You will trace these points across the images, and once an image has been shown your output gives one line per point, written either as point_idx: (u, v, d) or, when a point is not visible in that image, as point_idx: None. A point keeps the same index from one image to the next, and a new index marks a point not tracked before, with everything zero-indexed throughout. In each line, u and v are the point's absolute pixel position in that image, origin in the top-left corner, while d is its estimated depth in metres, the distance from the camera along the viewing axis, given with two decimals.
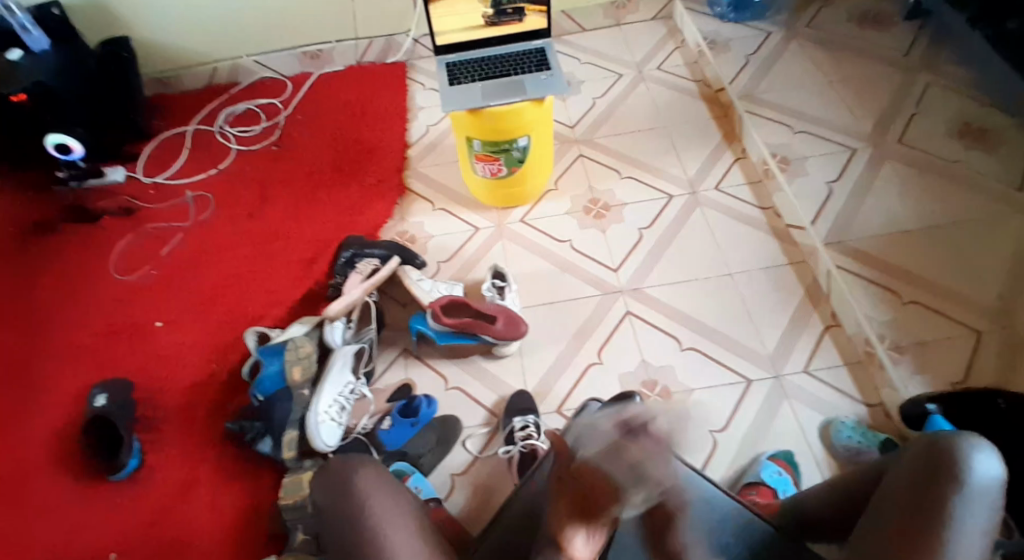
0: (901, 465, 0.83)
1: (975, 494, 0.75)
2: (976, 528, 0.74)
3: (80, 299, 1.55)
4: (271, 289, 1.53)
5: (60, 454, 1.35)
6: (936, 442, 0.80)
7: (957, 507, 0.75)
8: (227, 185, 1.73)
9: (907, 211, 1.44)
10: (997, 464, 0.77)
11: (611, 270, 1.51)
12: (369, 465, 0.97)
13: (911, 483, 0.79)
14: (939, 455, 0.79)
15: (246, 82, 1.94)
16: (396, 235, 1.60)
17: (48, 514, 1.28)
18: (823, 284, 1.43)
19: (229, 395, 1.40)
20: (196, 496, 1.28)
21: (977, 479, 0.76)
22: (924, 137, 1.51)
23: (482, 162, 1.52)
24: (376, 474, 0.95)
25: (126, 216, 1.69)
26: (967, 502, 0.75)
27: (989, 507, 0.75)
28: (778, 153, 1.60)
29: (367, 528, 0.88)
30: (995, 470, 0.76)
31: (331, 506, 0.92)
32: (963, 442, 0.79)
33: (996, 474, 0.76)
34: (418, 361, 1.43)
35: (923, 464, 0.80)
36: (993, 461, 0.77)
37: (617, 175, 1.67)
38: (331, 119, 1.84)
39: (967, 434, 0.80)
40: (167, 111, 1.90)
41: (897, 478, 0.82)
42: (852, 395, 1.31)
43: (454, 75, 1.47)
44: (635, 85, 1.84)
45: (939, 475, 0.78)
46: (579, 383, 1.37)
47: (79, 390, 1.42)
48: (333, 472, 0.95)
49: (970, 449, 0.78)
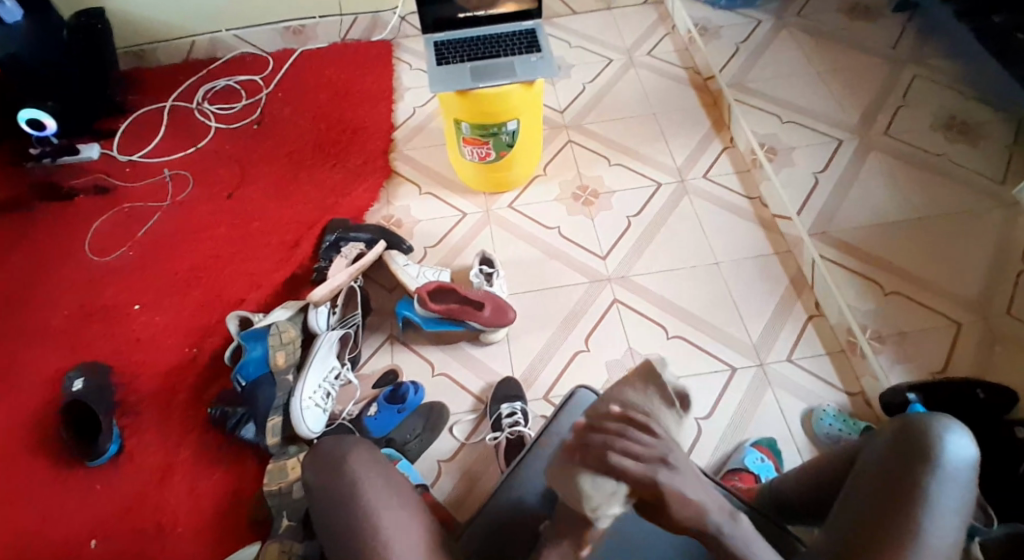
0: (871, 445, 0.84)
1: (948, 476, 0.77)
2: (949, 510, 0.76)
3: (54, 280, 1.51)
4: (255, 272, 1.50)
5: (36, 439, 1.31)
6: (909, 423, 0.82)
7: (933, 488, 0.77)
8: (206, 164, 1.68)
9: (891, 202, 1.45)
10: (970, 443, 0.79)
11: (599, 257, 1.50)
12: (361, 445, 0.96)
13: (886, 463, 0.80)
14: (914, 435, 0.80)
15: (225, 57, 1.89)
16: (381, 219, 1.58)
17: (24, 500, 1.25)
18: (808, 272, 1.45)
19: (210, 378, 1.38)
20: (177, 482, 1.26)
21: (951, 461, 0.78)
22: (907, 129, 1.53)
23: (470, 146, 1.49)
24: (369, 456, 0.94)
25: (101, 195, 1.63)
26: (941, 484, 0.77)
27: (964, 489, 0.77)
28: (765, 143, 1.60)
29: (361, 518, 0.88)
30: (967, 451, 0.78)
31: (320, 491, 0.92)
32: (936, 424, 0.81)
33: (968, 456, 0.78)
34: (405, 346, 1.42)
35: (897, 444, 0.81)
36: (967, 440, 0.79)
37: (606, 162, 1.66)
38: (315, 97, 1.80)
39: (940, 414, 0.81)
40: (143, 86, 1.83)
41: (870, 463, 0.82)
42: (833, 384, 1.33)
43: (442, 54, 1.44)
44: (625, 71, 1.82)
45: (915, 456, 0.79)
46: (566, 370, 1.36)
47: (55, 373, 1.39)
48: (326, 451, 0.95)
49: (943, 431, 0.80)
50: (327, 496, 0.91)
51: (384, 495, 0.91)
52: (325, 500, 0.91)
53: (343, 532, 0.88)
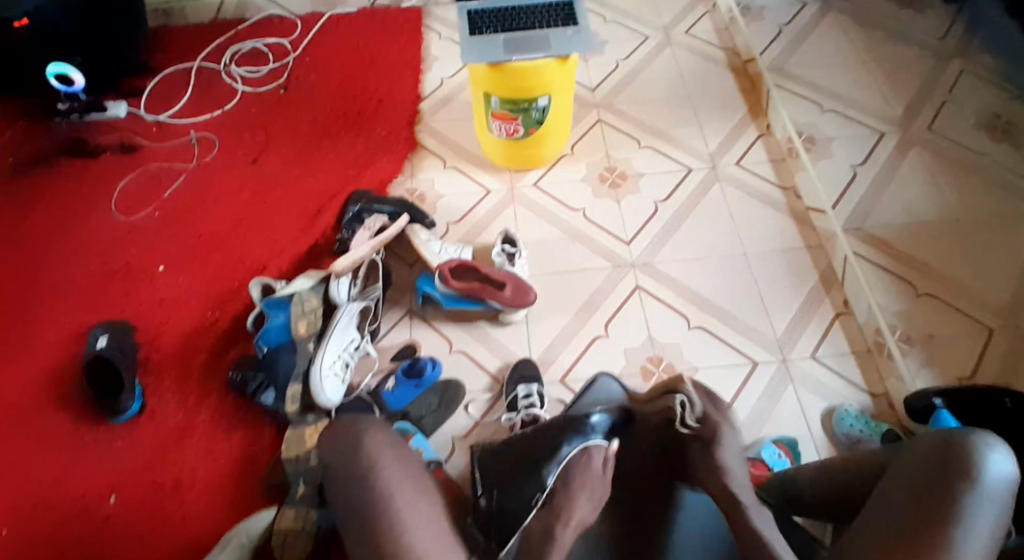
0: (909, 460, 0.83)
1: (987, 494, 0.76)
2: (984, 527, 0.74)
3: (77, 237, 1.51)
4: (277, 240, 1.50)
5: (58, 394, 1.33)
6: (952, 439, 0.81)
7: (969, 505, 0.75)
8: (232, 127, 1.67)
9: (930, 201, 1.41)
10: (1011, 464, 0.79)
11: (623, 242, 1.48)
12: (378, 427, 0.97)
13: (926, 478, 0.79)
14: (956, 451, 0.79)
15: (253, 18, 1.86)
16: (404, 192, 1.56)
17: (45, 454, 1.27)
18: (838, 268, 1.41)
19: (229, 343, 1.38)
20: (193, 444, 1.27)
21: (992, 478, 0.77)
22: (952, 126, 1.46)
23: (499, 120, 1.46)
24: (383, 439, 0.95)
25: (127, 154, 1.63)
26: (980, 501, 0.75)
27: (1002, 510, 0.76)
28: (804, 132, 1.56)
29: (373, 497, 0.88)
30: (1008, 469, 0.77)
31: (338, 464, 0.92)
32: (979, 441, 0.80)
33: (1009, 475, 0.77)
34: (423, 322, 1.41)
35: (937, 458, 0.80)
36: (1008, 460, 0.78)
37: (635, 144, 1.62)
38: (342, 64, 1.77)
39: (985, 432, 0.81)
40: (171, 44, 1.82)
41: (906, 473, 0.82)
42: (857, 384, 1.30)
43: (475, 24, 1.39)
44: (661, 50, 1.77)
45: (956, 471, 0.78)
46: (583, 355, 1.35)
47: (78, 331, 1.40)
48: (343, 431, 0.95)
49: (986, 448, 0.79)
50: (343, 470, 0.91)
51: (397, 477, 0.91)
52: (338, 476, 0.92)
53: (356, 507, 0.88)
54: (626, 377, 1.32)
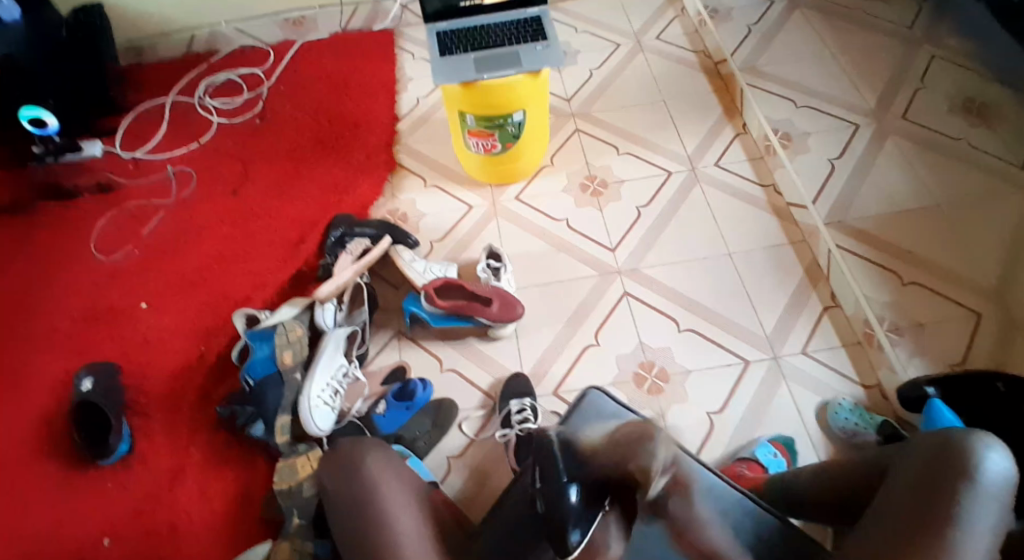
0: (909, 460, 0.87)
1: (985, 491, 0.80)
2: (981, 525, 0.78)
3: (60, 281, 1.50)
4: (260, 270, 1.49)
5: (47, 441, 1.31)
6: (951, 440, 0.85)
7: (967, 505, 0.79)
8: (208, 159, 1.67)
9: (910, 188, 1.39)
10: (1008, 463, 0.82)
11: (608, 250, 1.48)
12: (376, 447, 1.00)
13: (924, 477, 0.83)
14: (954, 451, 0.83)
15: (225, 50, 1.87)
16: (386, 214, 1.56)
17: (36, 503, 1.25)
18: (823, 263, 1.42)
19: (217, 378, 1.37)
20: (186, 482, 1.26)
21: (989, 477, 0.80)
22: (925, 112, 1.42)
23: (475, 138, 1.46)
24: (381, 455, 0.98)
25: (105, 194, 1.62)
26: (976, 498, 0.79)
27: (1002, 504, 0.80)
28: (780, 129, 1.57)
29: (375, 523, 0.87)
30: (1004, 468, 0.81)
31: (339, 487, 0.94)
32: (977, 441, 0.84)
33: (1006, 474, 0.81)
34: (412, 343, 1.40)
35: (935, 459, 0.84)
36: (1004, 458, 0.82)
37: (614, 151, 1.62)
38: (315, 90, 1.77)
39: (982, 433, 0.84)
40: (145, 81, 1.82)
41: (905, 476, 0.86)
42: (850, 377, 1.30)
43: (444, 45, 1.40)
44: (634, 56, 1.78)
45: (953, 470, 0.82)
46: (575, 365, 1.35)
47: (64, 376, 1.38)
48: (347, 450, 0.98)
49: (984, 448, 0.83)
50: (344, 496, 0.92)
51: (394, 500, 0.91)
52: (338, 499, 0.93)
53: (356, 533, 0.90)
54: (619, 385, 1.31)
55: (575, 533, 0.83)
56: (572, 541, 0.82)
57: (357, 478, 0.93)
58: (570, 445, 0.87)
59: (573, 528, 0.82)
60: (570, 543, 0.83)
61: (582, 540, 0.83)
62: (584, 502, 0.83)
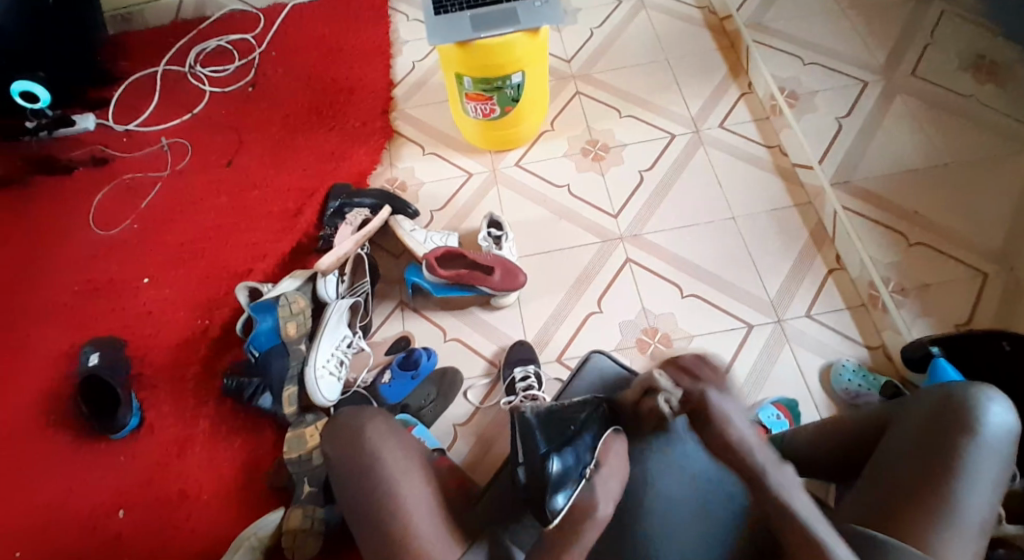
0: (908, 414, 0.87)
1: (988, 444, 0.81)
2: (987, 478, 0.79)
3: (60, 256, 1.50)
4: (259, 242, 1.48)
5: (54, 418, 1.32)
6: (951, 395, 0.85)
7: (972, 456, 0.80)
8: (204, 130, 1.64)
9: (918, 148, 1.36)
10: (1011, 415, 0.83)
11: (610, 216, 1.46)
12: (378, 416, 1.00)
13: (920, 432, 0.84)
14: (955, 407, 0.84)
15: (214, 15, 1.83)
16: (385, 182, 1.54)
17: (48, 478, 1.27)
18: (829, 225, 1.40)
19: (222, 350, 1.38)
20: (195, 454, 1.27)
21: (993, 429, 0.82)
22: (934, 71, 1.38)
23: (474, 101, 1.43)
24: (385, 424, 0.98)
25: (100, 167, 1.60)
26: (980, 451, 0.80)
27: (1003, 458, 0.81)
28: (785, 88, 1.54)
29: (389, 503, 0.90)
30: (1008, 420, 0.82)
31: (339, 463, 0.95)
32: (979, 394, 0.84)
33: (1009, 425, 0.82)
34: (415, 312, 1.40)
35: (933, 413, 0.85)
36: (1007, 410, 0.83)
37: (616, 114, 1.59)
38: (308, 55, 1.73)
39: (982, 385, 0.85)
40: (133, 49, 1.77)
41: (904, 430, 0.86)
42: (853, 338, 1.30)
43: (439, 3, 1.34)
44: (635, 13, 1.73)
45: (955, 425, 0.82)
46: (579, 331, 1.34)
47: (68, 354, 1.39)
48: (342, 426, 0.98)
49: (986, 402, 0.83)
50: (349, 472, 0.94)
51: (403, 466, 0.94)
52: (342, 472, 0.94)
53: (361, 507, 0.91)
54: (623, 351, 1.32)
55: (558, 497, 0.87)
56: (555, 505, 0.86)
57: (359, 445, 0.95)
58: (551, 419, 0.94)
59: (555, 492, 0.87)
60: (553, 507, 0.86)
61: (565, 506, 0.87)
62: (564, 467, 0.88)
